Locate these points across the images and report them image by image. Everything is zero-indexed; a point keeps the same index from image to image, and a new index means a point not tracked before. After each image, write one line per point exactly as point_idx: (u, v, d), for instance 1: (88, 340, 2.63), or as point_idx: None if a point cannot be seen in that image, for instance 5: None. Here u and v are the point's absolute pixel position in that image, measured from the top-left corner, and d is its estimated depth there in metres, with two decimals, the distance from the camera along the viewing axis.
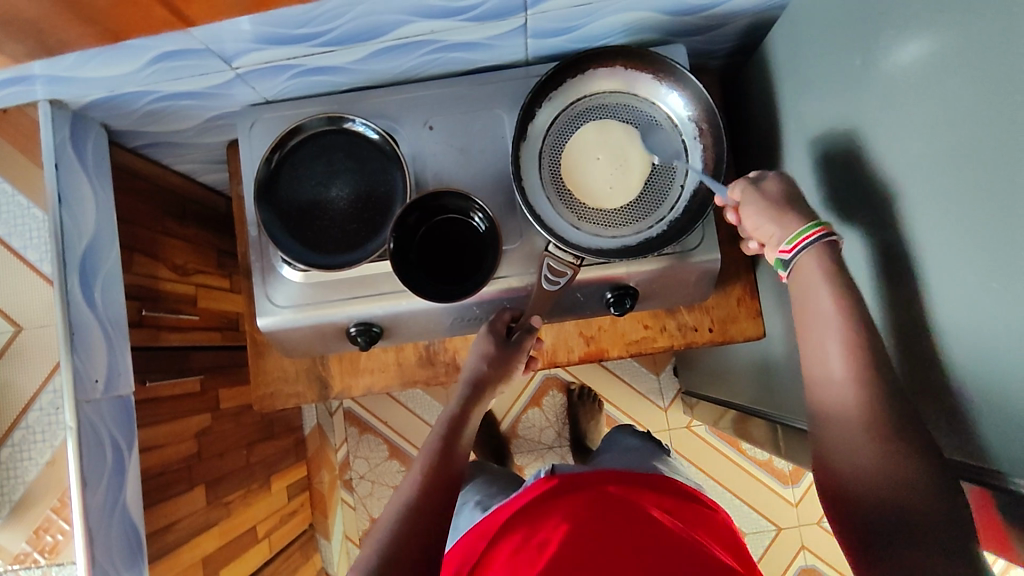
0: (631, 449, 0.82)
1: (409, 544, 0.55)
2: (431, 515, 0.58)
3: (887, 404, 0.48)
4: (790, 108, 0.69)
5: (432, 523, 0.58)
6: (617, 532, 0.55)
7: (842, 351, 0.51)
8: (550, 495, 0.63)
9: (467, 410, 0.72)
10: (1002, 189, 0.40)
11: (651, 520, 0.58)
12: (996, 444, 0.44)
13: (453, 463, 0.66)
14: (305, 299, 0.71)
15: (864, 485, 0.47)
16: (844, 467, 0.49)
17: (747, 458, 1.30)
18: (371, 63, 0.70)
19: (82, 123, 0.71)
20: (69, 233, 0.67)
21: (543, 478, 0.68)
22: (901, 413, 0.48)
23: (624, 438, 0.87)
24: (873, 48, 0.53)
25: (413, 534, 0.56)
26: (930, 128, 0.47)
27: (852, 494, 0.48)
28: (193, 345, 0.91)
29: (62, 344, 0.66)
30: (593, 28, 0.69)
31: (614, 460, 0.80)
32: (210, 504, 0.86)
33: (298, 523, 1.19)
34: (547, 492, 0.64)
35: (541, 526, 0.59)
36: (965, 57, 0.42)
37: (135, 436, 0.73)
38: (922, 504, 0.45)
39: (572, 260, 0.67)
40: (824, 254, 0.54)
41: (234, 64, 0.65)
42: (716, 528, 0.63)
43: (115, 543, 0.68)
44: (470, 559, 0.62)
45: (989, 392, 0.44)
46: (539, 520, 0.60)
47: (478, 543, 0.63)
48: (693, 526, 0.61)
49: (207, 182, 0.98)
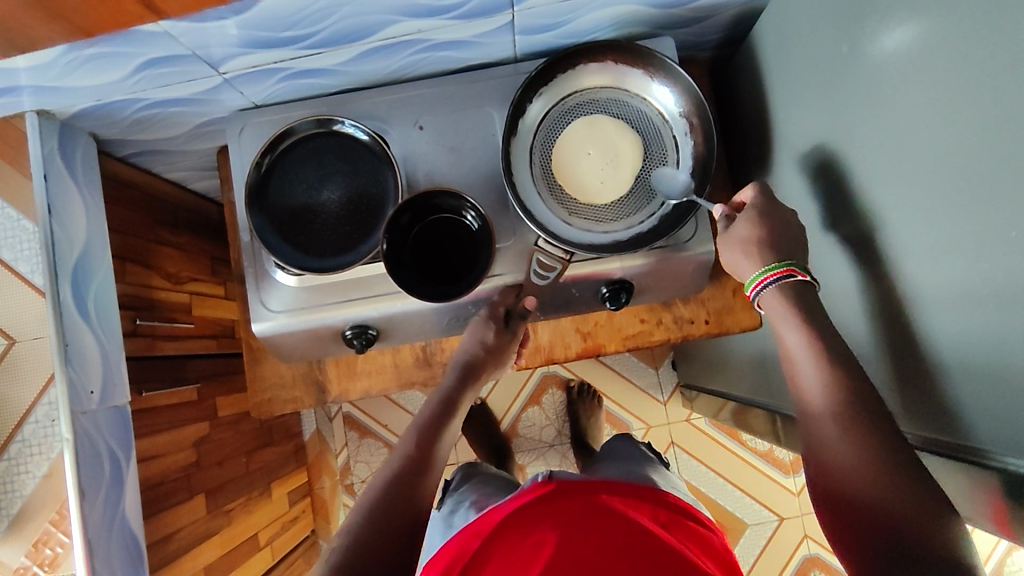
0: (628, 459, 0.81)
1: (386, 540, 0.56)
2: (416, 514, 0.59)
3: (855, 408, 0.51)
4: (779, 98, 0.69)
5: (406, 525, 0.57)
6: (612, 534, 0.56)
7: (812, 366, 0.54)
8: (550, 499, 0.61)
9: (458, 401, 0.72)
10: (990, 170, 0.40)
11: (645, 537, 0.56)
12: (991, 424, 0.44)
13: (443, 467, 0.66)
14: (300, 303, 0.71)
15: (844, 485, 0.49)
16: (828, 471, 0.51)
17: (747, 449, 1.30)
18: (359, 64, 0.70)
19: (70, 133, 0.70)
20: (60, 243, 0.67)
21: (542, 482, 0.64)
22: (873, 413, 0.50)
23: (625, 446, 0.87)
24: (859, 34, 0.53)
25: (385, 534, 0.56)
26: (917, 112, 0.47)
27: (834, 496, 0.50)
28: (189, 353, 0.91)
29: (56, 355, 0.65)
30: (580, 23, 0.69)
31: (614, 467, 0.79)
32: (211, 513, 0.86)
33: (299, 529, 1.18)
34: (543, 495, 0.61)
35: (539, 531, 0.58)
36: (951, 38, 0.42)
37: (132, 445, 0.73)
38: (895, 500, 0.46)
39: (562, 254, 0.68)
40: (780, 294, 0.59)
41: (222, 69, 0.64)
42: (715, 552, 0.61)
43: (116, 555, 0.67)
44: (463, 559, 0.59)
45: (981, 374, 0.44)
46: (535, 526, 0.58)
47: (471, 542, 0.60)
48: (683, 523, 0.62)
49: (199, 189, 0.97)
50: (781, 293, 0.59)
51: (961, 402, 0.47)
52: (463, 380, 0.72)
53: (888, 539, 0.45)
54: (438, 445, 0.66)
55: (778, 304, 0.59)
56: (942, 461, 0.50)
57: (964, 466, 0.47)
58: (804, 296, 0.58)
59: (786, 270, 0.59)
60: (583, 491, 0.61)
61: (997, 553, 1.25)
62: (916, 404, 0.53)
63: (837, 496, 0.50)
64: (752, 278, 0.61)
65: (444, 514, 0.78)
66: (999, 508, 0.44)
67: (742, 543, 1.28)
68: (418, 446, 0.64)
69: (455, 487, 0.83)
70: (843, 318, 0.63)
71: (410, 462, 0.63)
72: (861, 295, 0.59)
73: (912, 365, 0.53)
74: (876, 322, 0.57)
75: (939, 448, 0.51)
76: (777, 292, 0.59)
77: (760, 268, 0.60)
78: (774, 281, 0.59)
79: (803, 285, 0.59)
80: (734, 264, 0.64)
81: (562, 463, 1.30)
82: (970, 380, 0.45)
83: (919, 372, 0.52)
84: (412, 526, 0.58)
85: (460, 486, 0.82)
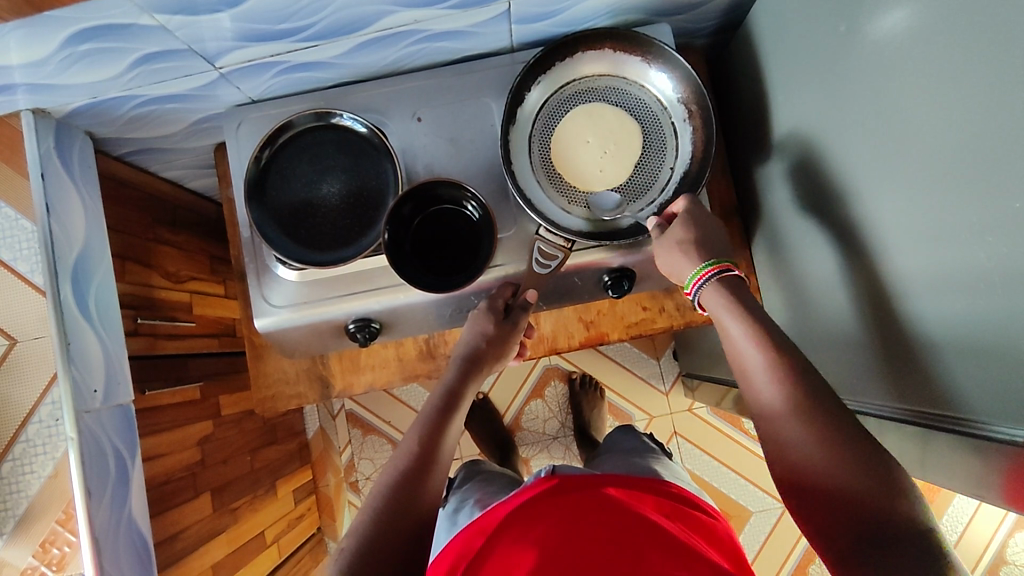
0: (631, 452, 0.81)
1: (390, 536, 0.55)
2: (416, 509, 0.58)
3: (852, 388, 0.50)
4: (775, 82, 0.69)
5: (411, 530, 0.57)
6: (616, 525, 0.55)
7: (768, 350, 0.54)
8: (553, 495, 0.61)
9: (461, 389, 0.70)
10: (985, 144, 0.40)
11: (650, 522, 0.56)
12: (987, 401, 0.44)
13: (446, 465, 0.65)
14: (302, 298, 0.70)
15: (822, 473, 0.48)
16: (785, 458, 0.51)
17: (750, 436, 1.30)
18: (355, 57, 0.69)
19: (66, 132, 0.70)
20: (59, 242, 0.67)
21: (542, 478, 0.64)
22: None
23: (628, 437, 0.87)
24: (856, 13, 0.52)
25: (389, 540, 0.55)
26: (911, 90, 0.47)
27: (800, 485, 0.49)
28: (190, 352, 0.90)
29: (59, 355, 0.65)
30: (577, 11, 0.69)
31: (616, 460, 0.79)
32: (217, 511, 0.86)
33: (305, 527, 1.18)
34: (548, 492, 0.61)
35: (541, 524, 0.57)
36: (947, 15, 0.42)
37: (137, 444, 0.72)
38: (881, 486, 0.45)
39: (563, 243, 0.68)
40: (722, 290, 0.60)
41: (217, 64, 0.64)
42: (720, 535, 0.60)
43: (124, 553, 0.67)
44: (468, 555, 0.58)
45: (977, 351, 0.44)
46: (538, 519, 0.58)
47: (476, 539, 0.60)
48: (687, 514, 0.61)
49: (195, 188, 0.97)
50: (717, 287, 0.61)
51: (957, 379, 0.47)
52: (463, 374, 0.71)
53: (869, 526, 0.45)
54: (440, 444, 0.64)
55: (719, 298, 0.60)
56: (940, 437, 0.50)
57: (959, 442, 0.47)
58: (735, 286, 0.61)
59: (713, 267, 0.61)
60: (588, 488, 0.61)
61: (998, 535, 1.25)
62: (910, 382, 0.53)
63: (803, 485, 0.49)
64: (689, 278, 0.63)
65: (449, 513, 0.76)
66: (994, 484, 0.44)
67: (747, 530, 1.29)
68: (420, 446, 0.63)
69: (458, 485, 0.83)
70: (839, 300, 0.63)
71: (413, 463, 0.61)
72: (857, 277, 0.59)
73: (905, 344, 0.53)
74: (870, 305, 0.58)
75: (936, 423, 0.51)
76: (720, 288, 0.60)
77: (696, 266, 0.62)
78: (707, 280, 0.61)
79: (733, 280, 0.61)
80: (672, 266, 0.65)
81: (566, 455, 1.30)
82: (966, 357, 0.45)
83: (912, 350, 0.52)
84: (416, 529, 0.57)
85: (463, 484, 0.82)
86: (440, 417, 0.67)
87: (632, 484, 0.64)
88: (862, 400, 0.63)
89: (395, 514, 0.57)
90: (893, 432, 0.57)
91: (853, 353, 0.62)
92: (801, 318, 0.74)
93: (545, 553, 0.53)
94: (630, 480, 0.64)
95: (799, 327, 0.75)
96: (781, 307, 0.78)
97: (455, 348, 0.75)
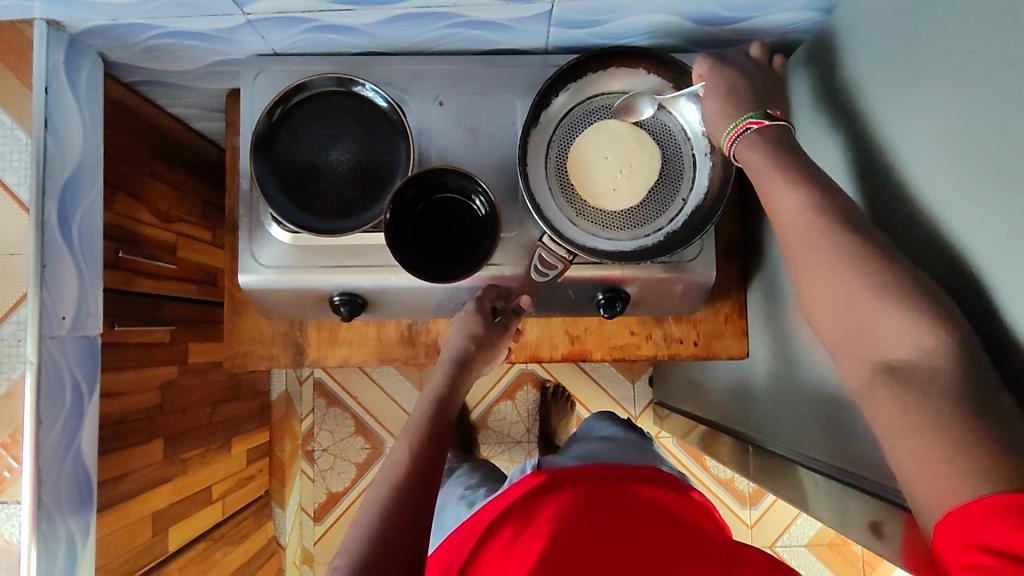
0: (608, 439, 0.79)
1: (388, 545, 0.53)
2: (407, 513, 0.56)
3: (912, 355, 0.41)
4: (802, 132, 0.69)
5: (408, 531, 0.55)
6: (601, 527, 0.55)
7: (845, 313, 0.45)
8: (541, 490, 0.63)
9: (450, 388, 0.70)
10: (1011, 235, 0.40)
11: (642, 537, 0.54)
12: None
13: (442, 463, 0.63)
14: (291, 261, 0.69)
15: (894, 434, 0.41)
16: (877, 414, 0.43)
17: (709, 474, 1.31)
18: (388, 29, 0.68)
19: (78, 49, 0.67)
20: (51, 158, 0.65)
21: (533, 473, 0.67)
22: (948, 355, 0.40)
23: (599, 424, 0.85)
24: (894, 81, 0.52)
25: (385, 550, 0.53)
26: (939, 165, 0.47)
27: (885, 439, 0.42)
28: (168, 294, 0.88)
29: (31, 275, 0.63)
30: (617, 25, 0.68)
31: (598, 447, 0.77)
32: (167, 460, 0.84)
33: (254, 487, 1.17)
34: (536, 491, 0.63)
35: (531, 524, 0.58)
36: (987, 101, 0.42)
37: (97, 379, 0.71)
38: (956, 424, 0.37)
39: (565, 254, 0.66)
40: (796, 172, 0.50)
41: (246, 10, 0.62)
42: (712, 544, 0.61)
43: (65, 488, 0.65)
44: (459, 559, 0.61)
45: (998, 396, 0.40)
46: (531, 515, 0.60)
47: (468, 541, 0.62)
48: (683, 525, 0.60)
49: (201, 129, 0.95)
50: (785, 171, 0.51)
51: None
52: (455, 378, 0.70)
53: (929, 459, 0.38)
54: (433, 451, 0.63)
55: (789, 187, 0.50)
56: (888, 515, 0.51)
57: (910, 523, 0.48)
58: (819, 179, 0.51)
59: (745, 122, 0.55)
60: (572, 486, 0.63)
61: None
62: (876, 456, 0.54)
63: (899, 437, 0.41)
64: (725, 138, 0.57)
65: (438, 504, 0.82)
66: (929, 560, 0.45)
67: None
68: (413, 457, 0.62)
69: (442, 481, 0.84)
70: (819, 357, 0.63)
71: (405, 474, 0.60)
72: None
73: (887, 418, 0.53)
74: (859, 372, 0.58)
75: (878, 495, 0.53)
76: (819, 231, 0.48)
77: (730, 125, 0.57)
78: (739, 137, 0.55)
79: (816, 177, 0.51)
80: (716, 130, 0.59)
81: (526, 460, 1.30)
82: None
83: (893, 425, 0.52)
84: (410, 525, 0.56)
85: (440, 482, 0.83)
86: (435, 425, 0.66)
87: (629, 476, 0.65)
88: (823, 463, 0.63)
89: (387, 526, 0.55)
90: (847, 498, 0.57)
91: (822, 416, 0.63)
92: (780, 369, 0.73)
93: (532, 553, 0.54)
94: (618, 480, 0.64)
95: (773, 376, 0.75)
96: (765, 355, 0.78)
97: (443, 351, 0.74)
